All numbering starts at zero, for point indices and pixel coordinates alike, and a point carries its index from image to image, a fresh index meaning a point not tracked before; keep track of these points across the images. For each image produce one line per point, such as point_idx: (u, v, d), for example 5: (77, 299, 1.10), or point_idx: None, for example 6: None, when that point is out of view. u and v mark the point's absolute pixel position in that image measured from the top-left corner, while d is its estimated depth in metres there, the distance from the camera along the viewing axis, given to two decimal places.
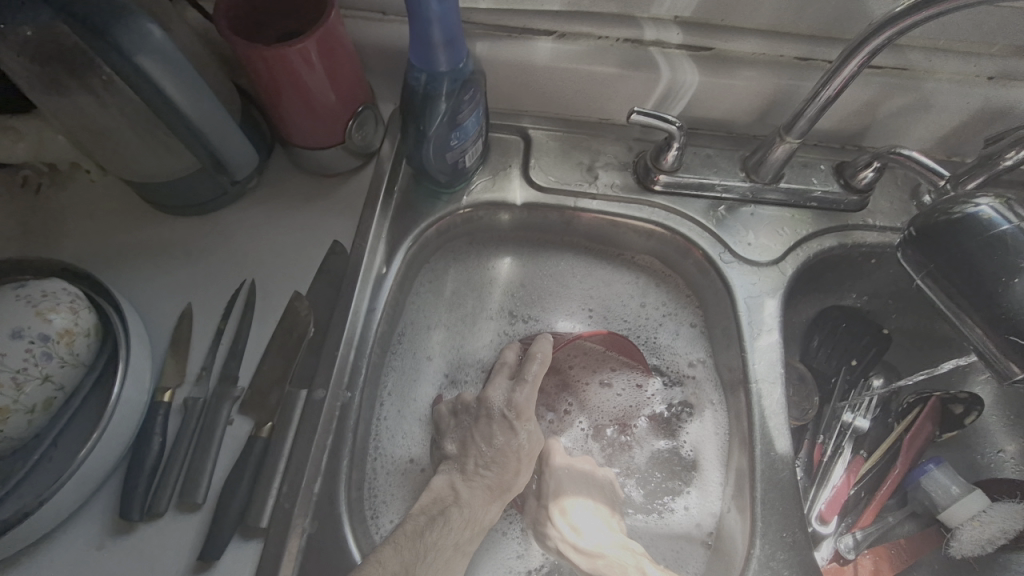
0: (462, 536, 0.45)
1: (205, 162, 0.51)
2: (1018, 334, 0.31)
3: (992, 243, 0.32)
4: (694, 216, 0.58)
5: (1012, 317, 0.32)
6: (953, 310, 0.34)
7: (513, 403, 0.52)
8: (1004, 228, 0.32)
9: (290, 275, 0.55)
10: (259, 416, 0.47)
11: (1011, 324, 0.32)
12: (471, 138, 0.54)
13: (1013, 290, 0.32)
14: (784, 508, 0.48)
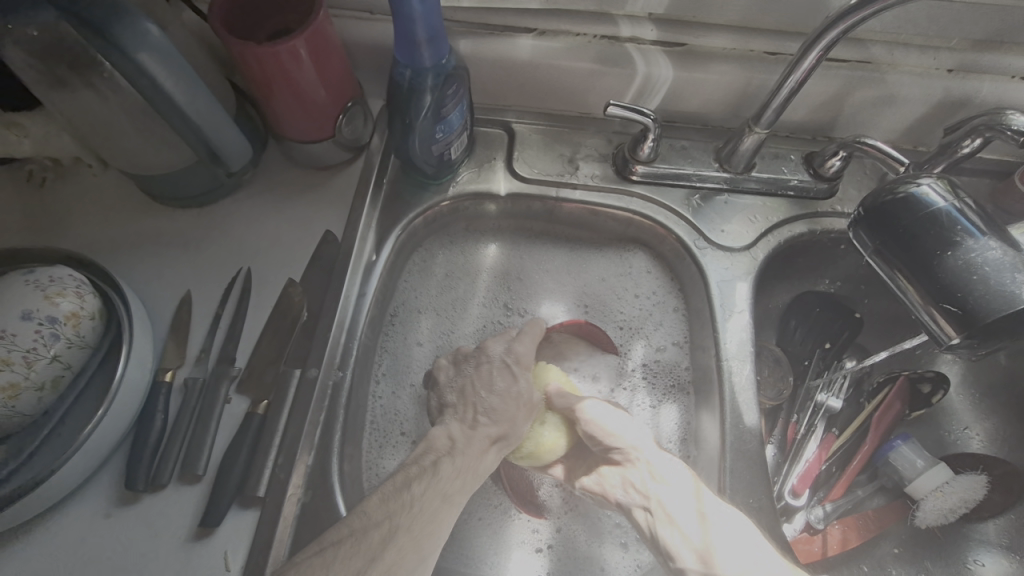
0: (452, 483, 0.46)
1: (202, 155, 0.54)
2: (951, 303, 0.33)
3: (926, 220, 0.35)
4: (670, 205, 0.61)
5: (944, 287, 0.34)
6: (895, 283, 0.37)
7: (514, 351, 0.55)
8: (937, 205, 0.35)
9: (284, 262, 0.57)
10: (255, 394, 0.50)
11: (945, 294, 0.34)
12: (454, 131, 0.56)
13: (946, 261, 0.34)
14: (751, 478, 0.50)
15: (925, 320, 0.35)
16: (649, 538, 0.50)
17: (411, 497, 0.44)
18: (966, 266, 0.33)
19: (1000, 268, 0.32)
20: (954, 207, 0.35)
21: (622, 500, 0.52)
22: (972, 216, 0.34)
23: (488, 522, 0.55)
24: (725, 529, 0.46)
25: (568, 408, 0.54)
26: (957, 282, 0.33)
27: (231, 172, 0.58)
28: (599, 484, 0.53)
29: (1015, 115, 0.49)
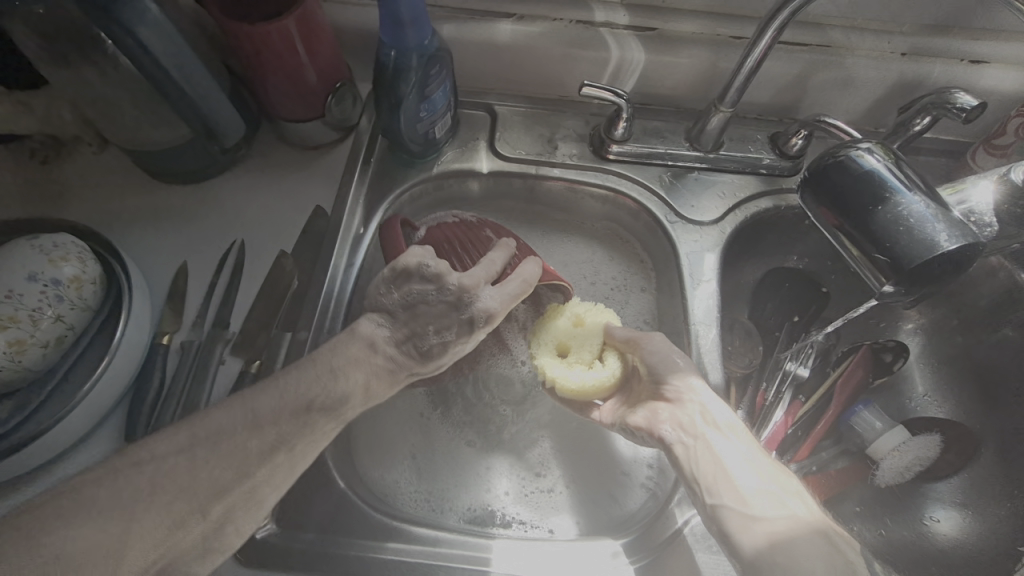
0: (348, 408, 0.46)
1: (197, 130, 0.57)
2: (879, 253, 0.37)
3: (859, 179, 0.38)
4: (644, 182, 0.64)
5: (876, 238, 0.37)
6: (836, 239, 0.40)
7: (489, 312, 0.49)
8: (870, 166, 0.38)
9: (276, 235, 0.60)
10: (248, 355, 0.53)
11: (876, 246, 0.37)
12: (438, 110, 0.59)
13: (877, 215, 0.37)
14: None
15: (861, 271, 0.39)
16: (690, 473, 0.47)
17: (324, 427, 0.45)
18: (894, 219, 0.36)
19: (924, 219, 0.36)
20: (885, 167, 0.38)
21: (666, 437, 0.50)
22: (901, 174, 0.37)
23: None
24: (779, 479, 0.45)
25: (631, 343, 0.54)
26: (885, 234, 0.37)
27: (225, 149, 0.61)
28: (646, 419, 0.51)
29: (961, 94, 0.52)
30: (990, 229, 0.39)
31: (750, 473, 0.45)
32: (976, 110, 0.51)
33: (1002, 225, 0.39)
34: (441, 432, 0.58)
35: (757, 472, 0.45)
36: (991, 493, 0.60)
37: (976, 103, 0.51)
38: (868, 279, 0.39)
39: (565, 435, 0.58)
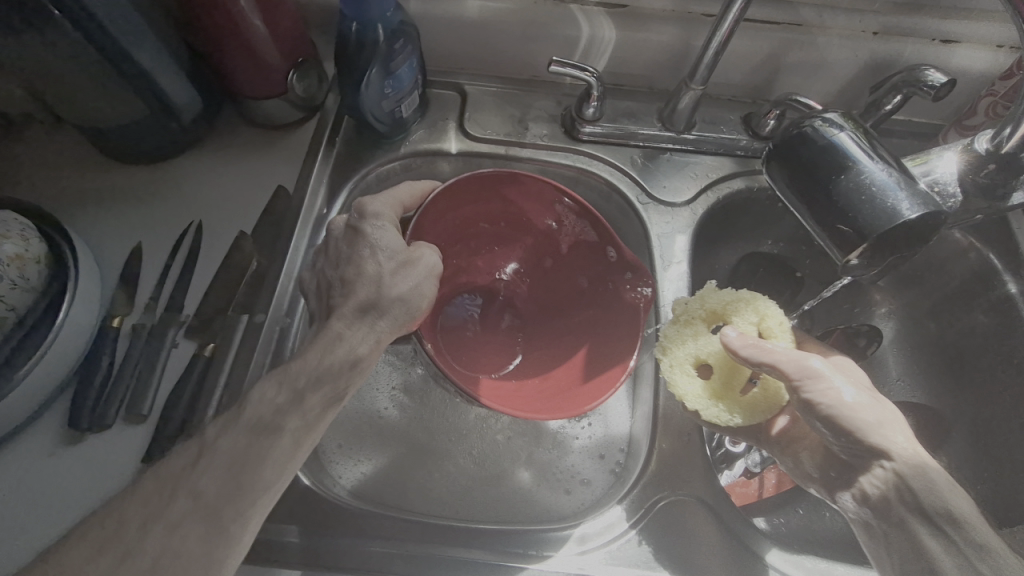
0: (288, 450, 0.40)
1: (152, 106, 0.55)
2: (843, 223, 0.36)
3: (823, 150, 0.38)
4: (615, 163, 0.63)
5: (842, 208, 0.36)
6: (799, 213, 0.39)
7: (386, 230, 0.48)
8: (834, 137, 0.37)
9: (236, 216, 0.58)
10: (203, 338, 0.51)
11: (840, 216, 0.36)
12: (404, 87, 0.58)
13: (841, 184, 0.36)
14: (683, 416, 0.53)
15: (825, 244, 0.38)
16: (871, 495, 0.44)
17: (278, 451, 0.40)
18: (859, 187, 0.36)
19: (887, 187, 0.35)
20: (850, 136, 0.37)
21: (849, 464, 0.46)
22: (864, 144, 0.37)
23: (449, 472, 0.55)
24: (917, 453, 0.43)
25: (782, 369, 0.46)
26: (849, 204, 0.36)
27: (184, 127, 0.59)
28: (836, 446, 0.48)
29: (931, 71, 0.51)
30: (955, 199, 0.38)
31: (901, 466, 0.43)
32: (946, 87, 0.51)
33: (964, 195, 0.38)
34: (426, 401, 0.57)
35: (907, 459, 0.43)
36: (963, 478, 0.59)
37: (946, 80, 0.50)
38: (832, 252, 0.39)
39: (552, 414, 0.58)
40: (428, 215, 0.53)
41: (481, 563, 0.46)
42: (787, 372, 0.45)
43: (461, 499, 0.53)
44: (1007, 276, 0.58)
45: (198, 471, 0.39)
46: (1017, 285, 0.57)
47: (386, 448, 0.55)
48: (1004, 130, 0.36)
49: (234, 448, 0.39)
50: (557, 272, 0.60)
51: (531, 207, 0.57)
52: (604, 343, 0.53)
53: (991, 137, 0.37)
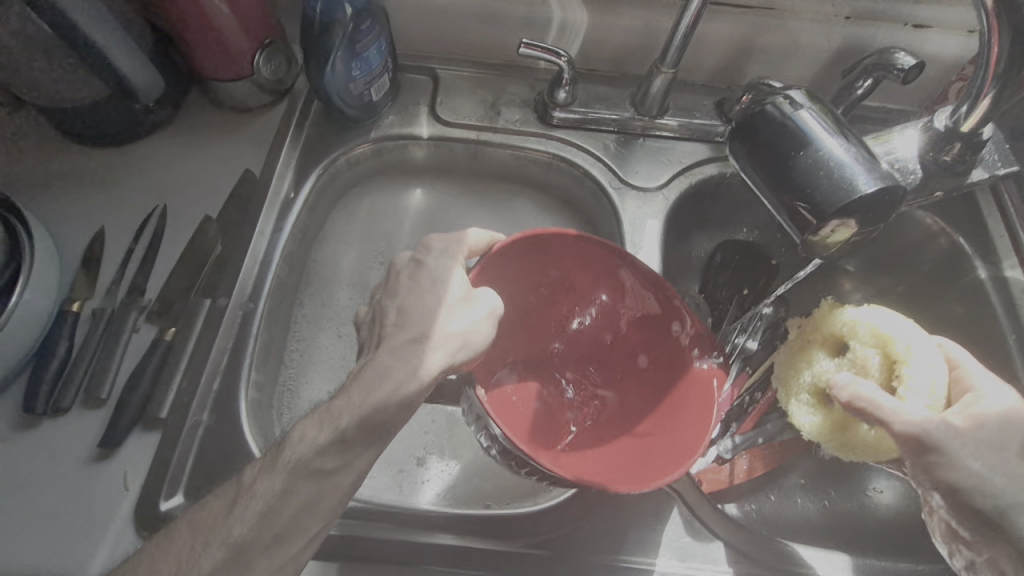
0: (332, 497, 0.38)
1: (113, 87, 0.54)
2: (800, 200, 0.36)
3: (780, 127, 0.37)
4: (587, 148, 0.62)
5: (799, 185, 0.36)
6: (759, 192, 0.39)
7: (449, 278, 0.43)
8: (792, 114, 0.37)
9: (202, 201, 0.57)
10: (164, 322, 0.50)
11: (797, 193, 0.36)
12: (373, 70, 0.57)
13: (799, 160, 0.36)
14: None
15: (782, 222, 0.37)
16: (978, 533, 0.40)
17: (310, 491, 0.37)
18: (816, 164, 0.35)
19: (844, 164, 0.35)
20: (808, 113, 0.37)
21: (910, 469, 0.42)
22: (821, 120, 0.36)
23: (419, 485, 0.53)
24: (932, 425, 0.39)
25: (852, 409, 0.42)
26: (806, 181, 0.36)
27: (147, 109, 0.58)
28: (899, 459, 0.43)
29: (902, 55, 0.51)
30: (914, 176, 0.38)
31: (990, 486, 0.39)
32: (915, 70, 0.51)
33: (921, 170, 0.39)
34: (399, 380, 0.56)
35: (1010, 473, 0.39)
36: None
37: (915, 63, 0.50)
38: (791, 232, 0.38)
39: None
40: (487, 268, 0.48)
41: (436, 546, 0.45)
42: (899, 443, 0.40)
43: (429, 479, 0.53)
44: (978, 261, 0.58)
45: (233, 514, 0.36)
46: (986, 271, 0.57)
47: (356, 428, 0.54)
48: (961, 109, 0.38)
49: (269, 494, 0.37)
50: (615, 351, 0.54)
51: (583, 275, 0.52)
52: (673, 419, 0.46)
53: (949, 115, 0.38)
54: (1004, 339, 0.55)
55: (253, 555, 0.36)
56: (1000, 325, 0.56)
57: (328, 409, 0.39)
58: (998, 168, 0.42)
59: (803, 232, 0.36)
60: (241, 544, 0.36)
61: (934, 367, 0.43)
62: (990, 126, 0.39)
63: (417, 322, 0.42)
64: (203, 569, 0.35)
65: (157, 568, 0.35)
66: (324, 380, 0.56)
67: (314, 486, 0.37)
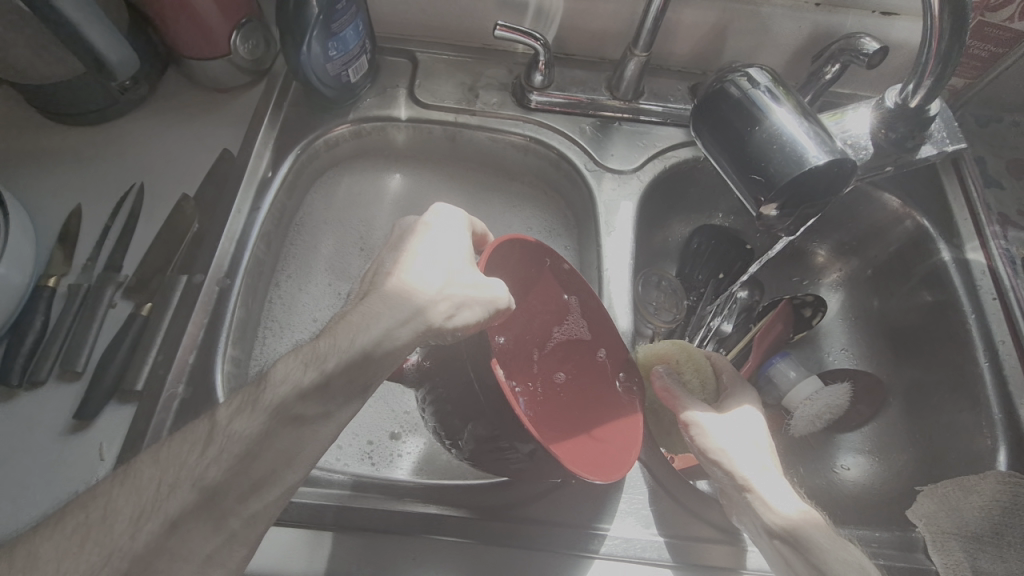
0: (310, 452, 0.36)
1: (89, 65, 0.53)
2: (754, 173, 0.38)
3: (738, 104, 0.39)
4: (563, 131, 0.63)
5: (754, 158, 0.38)
6: (718, 166, 0.41)
7: (449, 244, 0.43)
8: (748, 92, 0.39)
9: (180, 179, 0.58)
10: (141, 298, 0.51)
11: (752, 167, 0.38)
12: (350, 50, 0.58)
13: (754, 135, 0.38)
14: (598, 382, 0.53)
15: (738, 195, 0.40)
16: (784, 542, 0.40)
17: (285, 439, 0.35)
18: (770, 138, 0.38)
19: (796, 139, 0.37)
20: (765, 91, 0.39)
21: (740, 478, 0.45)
22: (774, 99, 0.39)
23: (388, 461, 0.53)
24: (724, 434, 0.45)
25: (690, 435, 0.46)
26: (761, 155, 0.38)
27: (122, 87, 0.58)
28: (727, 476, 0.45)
29: (868, 40, 0.52)
30: (866, 151, 0.42)
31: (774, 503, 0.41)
32: (878, 55, 0.51)
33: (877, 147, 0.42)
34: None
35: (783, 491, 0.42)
36: (898, 442, 0.59)
37: (879, 48, 0.50)
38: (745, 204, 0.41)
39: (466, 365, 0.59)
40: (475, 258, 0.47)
41: (409, 513, 0.45)
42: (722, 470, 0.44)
43: (401, 451, 0.54)
44: (941, 243, 0.59)
45: (207, 454, 0.33)
46: (950, 252, 0.58)
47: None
48: (908, 87, 0.40)
49: (248, 435, 0.34)
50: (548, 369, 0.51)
51: (540, 293, 0.50)
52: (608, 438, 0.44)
53: (897, 93, 0.40)
54: (965, 318, 0.56)
55: (224, 502, 0.33)
56: (961, 305, 0.56)
57: (313, 351, 0.37)
58: (945, 143, 0.44)
59: (757, 204, 0.38)
60: (214, 488, 0.33)
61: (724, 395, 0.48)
62: (937, 101, 0.41)
63: (426, 268, 0.41)
64: (171, 512, 0.32)
65: (117, 510, 0.31)
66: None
67: (293, 434, 0.35)
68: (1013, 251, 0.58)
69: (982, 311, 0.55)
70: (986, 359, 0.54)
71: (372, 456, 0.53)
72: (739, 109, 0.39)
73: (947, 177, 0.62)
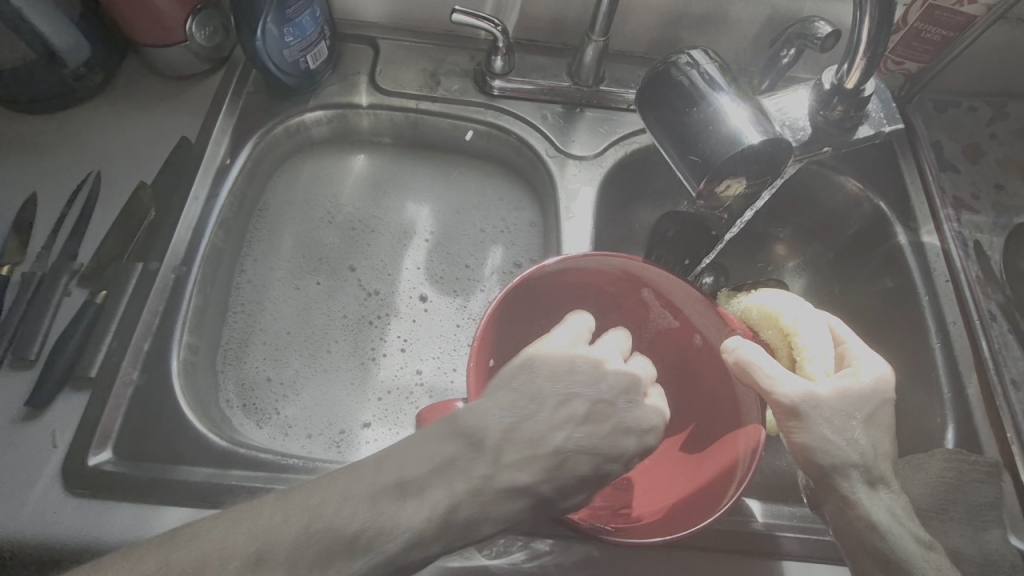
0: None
1: (41, 54, 0.53)
2: (693, 153, 0.39)
3: (678, 88, 0.40)
4: (525, 117, 0.63)
5: (692, 139, 0.39)
6: (660, 147, 0.42)
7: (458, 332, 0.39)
8: (688, 75, 0.40)
9: (138, 167, 0.57)
10: (96, 286, 0.51)
11: (690, 147, 0.39)
12: (308, 36, 0.57)
13: (692, 117, 0.39)
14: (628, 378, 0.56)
15: (677, 174, 0.40)
16: (824, 483, 0.42)
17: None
18: (706, 119, 0.38)
19: (731, 118, 0.38)
20: (703, 74, 0.40)
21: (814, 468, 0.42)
22: (711, 82, 0.40)
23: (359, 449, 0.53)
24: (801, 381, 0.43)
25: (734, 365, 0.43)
26: (698, 136, 0.39)
27: (77, 74, 0.57)
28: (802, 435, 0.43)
29: (822, 24, 0.52)
30: (804, 132, 0.43)
31: (834, 442, 0.41)
32: (832, 38, 0.50)
33: (817, 129, 0.43)
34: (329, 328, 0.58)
35: (847, 432, 0.42)
36: None
37: (831, 31, 0.50)
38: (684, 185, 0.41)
39: (443, 345, 0.59)
40: (508, 299, 0.46)
41: None
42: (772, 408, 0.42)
43: (366, 435, 0.54)
44: (898, 226, 0.60)
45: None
46: (907, 236, 0.59)
47: (280, 373, 0.56)
48: (843, 66, 0.40)
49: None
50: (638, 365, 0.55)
51: (612, 295, 0.51)
52: (706, 462, 0.45)
53: (832, 73, 0.41)
54: (919, 300, 0.57)
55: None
56: (917, 287, 0.57)
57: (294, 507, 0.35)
58: (884, 124, 0.44)
59: (695, 184, 0.39)
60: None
61: (823, 336, 0.46)
62: (872, 81, 0.42)
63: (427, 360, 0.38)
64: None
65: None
66: (268, 333, 0.57)
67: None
68: (966, 234, 0.59)
69: (935, 293, 0.56)
70: (938, 341, 0.55)
71: (339, 442, 0.53)
72: (679, 91, 0.40)
73: (905, 160, 0.62)
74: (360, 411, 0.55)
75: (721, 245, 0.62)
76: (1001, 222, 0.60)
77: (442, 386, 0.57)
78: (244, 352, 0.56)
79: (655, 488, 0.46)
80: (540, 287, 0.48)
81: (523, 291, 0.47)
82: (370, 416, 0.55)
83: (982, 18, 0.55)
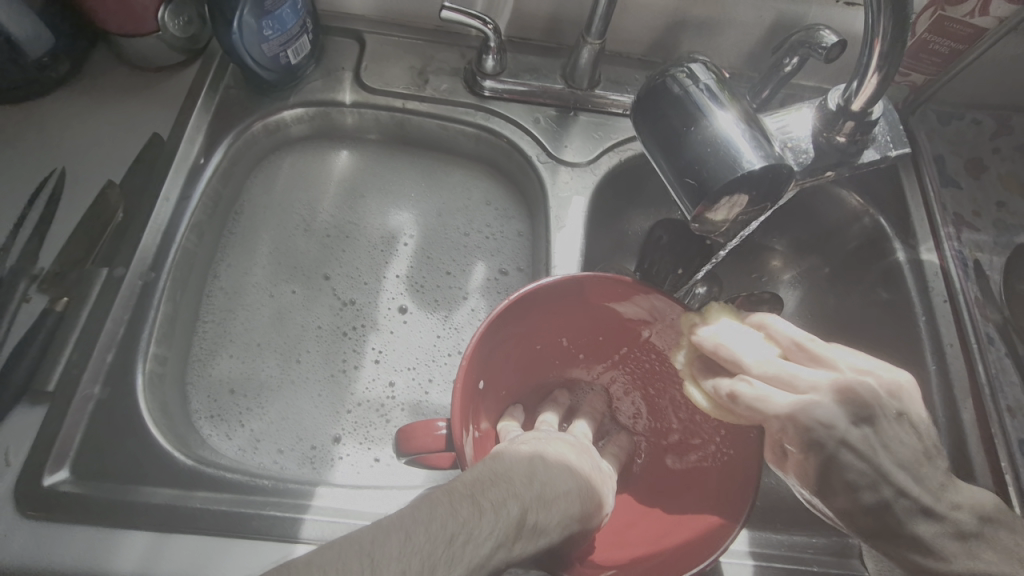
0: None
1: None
2: (690, 175, 0.37)
3: (676, 102, 0.38)
4: (516, 121, 0.60)
5: (690, 158, 0.37)
6: (655, 164, 0.39)
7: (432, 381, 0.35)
8: (685, 89, 0.38)
9: (104, 163, 0.54)
10: (57, 292, 0.48)
11: (687, 168, 0.37)
12: (289, 30, 0.54)
13: (690, 135, 0.37)
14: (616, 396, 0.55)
15: (673, 195, 0.38)
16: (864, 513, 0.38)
17: None
18: (706, 138, 0.36)
19: (732, 139, 0.36)
20: (703, 87, 0.38)
21: None
22: (708, 98, 0.37)
23: (337, 468, 0.51)
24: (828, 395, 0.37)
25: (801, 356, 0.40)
26: (697, 155, 0.36)
27: (40, 63, 0.54)
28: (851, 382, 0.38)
29: (827, 33, 0.49)
30: (805, 155, 0.41)
31: None
32: (837, 49, 0.48)
33: (818, 149, 0.41)
34: (306, 337, 0.56)
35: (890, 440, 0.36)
36: None
37: (836, 41, 0.47)
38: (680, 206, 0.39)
39: (420, 355, 0.57)
40: (501, 320, 0.44)
41: (311, 519, 0.43)
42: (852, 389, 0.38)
43: (341, 451, 0.52)
44: (897, 243, 0.58)
45: None
46: (905, 253, 0.57)
47: (252, 386, 0.53)
48: (852, 85, 0.39)
49: None
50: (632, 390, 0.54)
51: (604, 315, 0.50)
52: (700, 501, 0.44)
53: (841, 91, 0.39)
54: (915, 320, 0.55)
55: None
56: (913, 307, 0.55)
57: None
58: (890, 147, 0.42)
59: (692, 207, 0.37)
60: None
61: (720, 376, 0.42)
62: (880, 103, 0.40)
63: None
64: None
65: None
66: (242, 341, 0.55)
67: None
68: (967, 254, 0.57)
69: (932, 312, 0.55)
70: (933, 363, 0.53)
71: (310, 457, 0.51)
72: (677, 107, 0.38)
73: (905, 176, 0.61)
74: (338, 426, 0.53)
75: (716, 257, 0.58)
76: (1001, 242, 0.58)
77: (417, 399, 0.55)
78: (216, 362, 0.53)
79: (638, 525, 0.45)
80: (531, 309, 0.46)
81: (515, 316, 0.45)
82: (350, 432, 0.53)
83: (993, 31, 0.54)
